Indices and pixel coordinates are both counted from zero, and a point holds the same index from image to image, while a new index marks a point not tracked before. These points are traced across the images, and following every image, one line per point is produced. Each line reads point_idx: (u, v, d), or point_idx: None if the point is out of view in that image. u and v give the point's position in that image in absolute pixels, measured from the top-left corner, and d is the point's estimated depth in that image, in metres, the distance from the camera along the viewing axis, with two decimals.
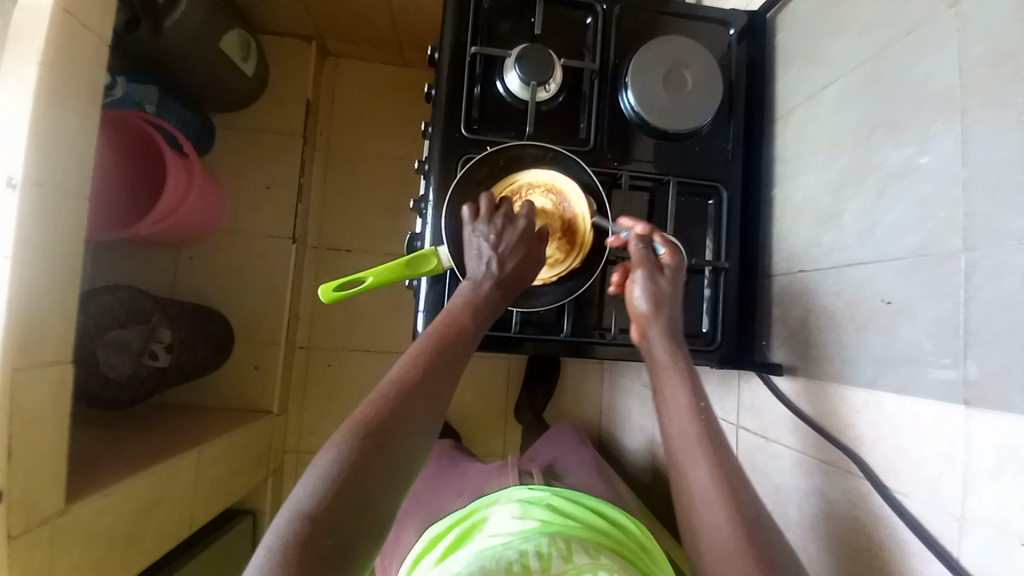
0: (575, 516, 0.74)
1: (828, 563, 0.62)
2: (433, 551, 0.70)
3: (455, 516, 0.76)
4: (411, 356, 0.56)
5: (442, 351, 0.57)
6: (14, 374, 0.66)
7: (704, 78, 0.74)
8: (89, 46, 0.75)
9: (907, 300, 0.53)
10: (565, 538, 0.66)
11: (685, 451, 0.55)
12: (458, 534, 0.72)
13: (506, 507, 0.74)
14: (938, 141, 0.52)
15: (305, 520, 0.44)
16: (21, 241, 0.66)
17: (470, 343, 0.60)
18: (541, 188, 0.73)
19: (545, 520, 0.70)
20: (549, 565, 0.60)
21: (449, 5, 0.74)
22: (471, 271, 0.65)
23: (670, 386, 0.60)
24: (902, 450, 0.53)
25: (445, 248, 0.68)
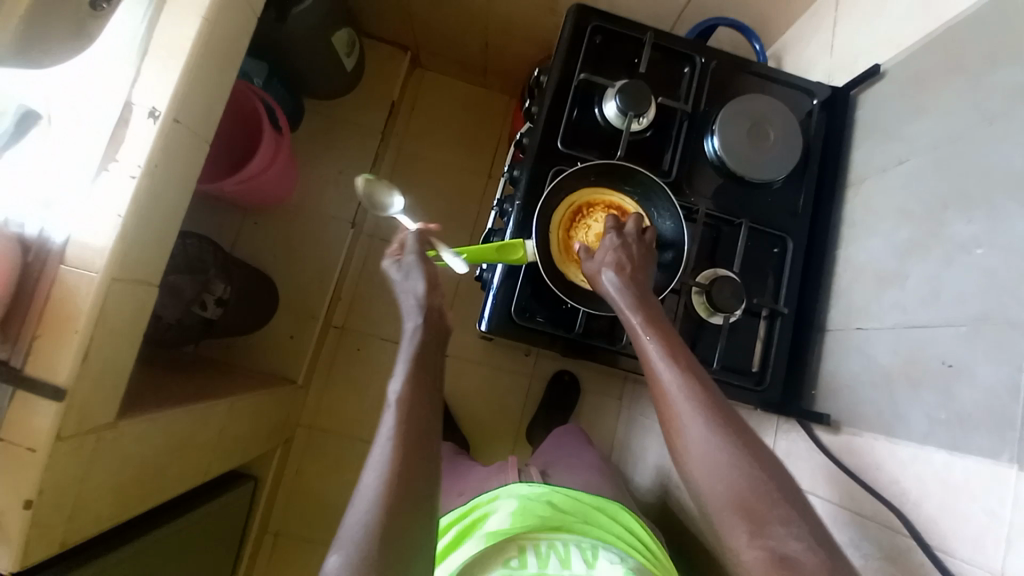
0: (576, 512, 0.74)
1: None
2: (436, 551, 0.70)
3: (456, 511, 0.74)
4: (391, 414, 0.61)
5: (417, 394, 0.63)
6: (112, 282, 0.71)
7: (786, 137, 0.80)
8: (240, 13, 0.84)
9: (967, 364, 0.56)
10: (564, 537, 0.68)
11: (673, 408, 0.57)
12: (461, 529, 0.71)
13: (504, 501, 0.73)
14: (1011, 220, 0.55)
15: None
16: (150, 165, 0.72)
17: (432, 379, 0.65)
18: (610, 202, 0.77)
19: (545, 517, 0.70)
20: (545, 564, 0.65)
21: (564, 35, 0.82)
22: (410, 313, 0.70)
23: (686, 416, 0.55)
24: (948, 508, 0.54)
25: (532, 242, 0.73)
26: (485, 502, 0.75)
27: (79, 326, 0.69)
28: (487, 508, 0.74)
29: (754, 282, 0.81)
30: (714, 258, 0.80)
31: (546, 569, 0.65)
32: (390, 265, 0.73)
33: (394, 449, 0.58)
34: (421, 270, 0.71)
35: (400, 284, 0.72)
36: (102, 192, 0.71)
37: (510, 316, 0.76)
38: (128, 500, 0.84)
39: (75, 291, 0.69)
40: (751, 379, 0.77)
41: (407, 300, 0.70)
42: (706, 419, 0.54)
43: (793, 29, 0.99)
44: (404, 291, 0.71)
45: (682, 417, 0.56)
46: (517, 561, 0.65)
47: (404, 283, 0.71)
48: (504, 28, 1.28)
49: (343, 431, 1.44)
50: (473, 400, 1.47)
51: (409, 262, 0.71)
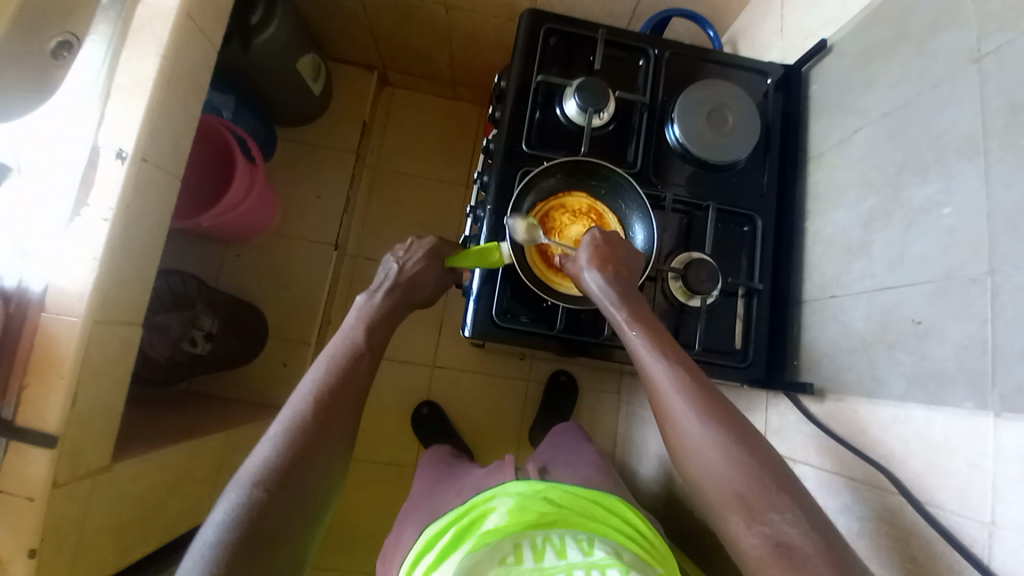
0: (574, 504, 0.73)
1: None
2: (433, 555, 0.67)
3: (453, 513, 0.71)
4: (317, 376, 0.66)
5: (346, 369, 0.67)
6: (94, 325, 0.71)
7: (744, 118, 0.82)
8: (200, 48, 0.85)
9: (935, 321, 0.57)
10: (559, 530, 0.67)
11: (663, 399, 0.59)
12: (458, 531, 0.68)
13: (503, 498, 0.71)
14: (963, 178, 0.57)
15: (233, 532, 0.54)
16: (124, 206, 0.73)
17: (365, 361, 0.69)
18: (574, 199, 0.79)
19: (542, 513, 0.69)
20: (541, 558, 0.64)
21: (519, 42, 0.84)
22: (376, 282, 0.79)
23: (672, 406, 0.58)
24: (933, 463, 0.55)
25: (507, 243, 0.74)
26: (484, 503, 0.72)
27: (64, 371, 0.69)
28: (487, 508, 0.71)
29: (728, 263, 0.82)
30: (687, 243, 0.82)
31: (542, 562, 0.64)
32: (415, 247, 0.82)
33: (304, 406, 0.63)
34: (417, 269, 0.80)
35: (405, 246, 0.83)
36: (76, 234, 0.72)
37: (493, 319, 0.77)
38: (127, 541, 0.84)
39: (59, 337, 0.70)
40: (734, 357, 0.79)
41: (390, 262, 0.80)
42: (695, 411, 0.57)
43: (744, 15, 1.01)
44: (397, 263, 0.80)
45: (671, 408, 0.58)
46: (514, 557, 0.64)
47: (404, 250, 0.82)
48: (466, 39, 1.30)
49: None
50: (473, 408, 1.48)
51: (423, 251, 0.82)
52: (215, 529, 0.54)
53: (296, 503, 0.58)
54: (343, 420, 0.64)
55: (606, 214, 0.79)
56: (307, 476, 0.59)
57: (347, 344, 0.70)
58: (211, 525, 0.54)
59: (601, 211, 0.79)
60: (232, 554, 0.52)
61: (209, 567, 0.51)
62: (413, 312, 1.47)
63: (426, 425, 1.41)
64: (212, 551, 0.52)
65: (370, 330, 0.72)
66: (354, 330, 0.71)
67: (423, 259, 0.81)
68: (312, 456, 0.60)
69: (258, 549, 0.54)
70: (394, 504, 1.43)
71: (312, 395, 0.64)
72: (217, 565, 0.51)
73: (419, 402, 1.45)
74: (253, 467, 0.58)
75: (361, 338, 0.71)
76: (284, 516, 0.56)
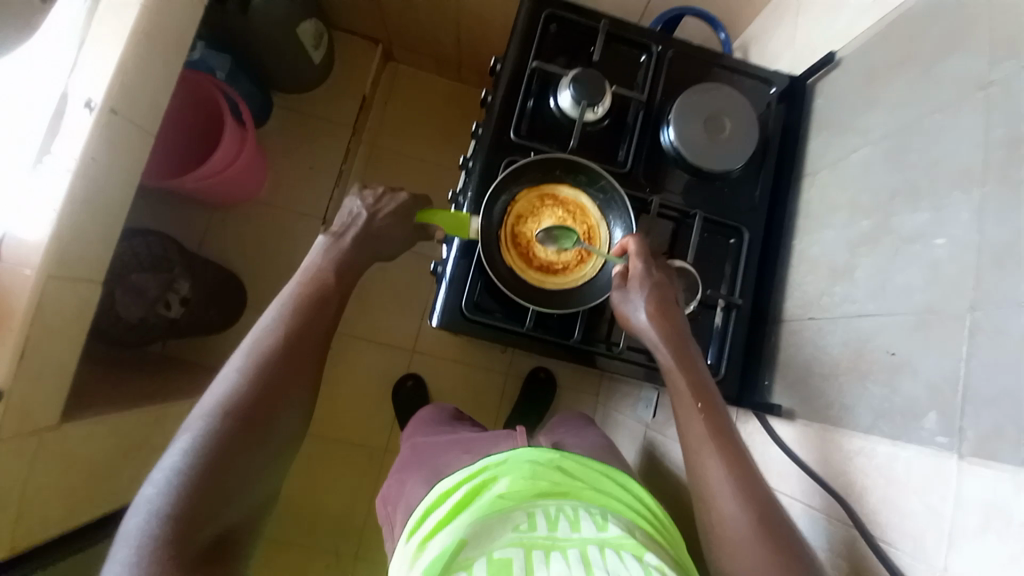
0: (586, 483, 0.70)
1: None
2: (444, 510, 0.64)
3: (467, 471, 0.68)
4: (280, 315, 0.66)
5: (310, 313, 0.66)
6: (48, 280, 0.69)
7: (742, 127, 0.79)
8: (185, 2, 0.81)
9: (909, 355, 0.55)
10: (573, 504, 0.63)
11: (700, 451, 0.60)
12: (470, 490, 0.65)
13: (516, 463, 0.69)
14: (954, 209, 0.54)
15: (185, 471, 0.54)
16: (87, 158, 0.70)
17: (330, 305, 0.69)
18: (546, 193, 0.77)
19: (554, 484, 0.67)
20: (555, 526, 0.59)
21: (518, 26, 0.80)
22: (338, 224, 0.76)
23: (704, 458, 0.60)
24: (891, 500, 0.53)
25: (478, 220, 0.73)
26: (496, 468, 0.69)
27: (14, 327, 0.67)
28: (497, 474, 0.68)
29: (711, 274, 0.80)
30: (670, 249, 0.79)
31: (556, 532, 0.58)
32: (385, 196, 0.79)
33: (263, 344, 0.63)
34: (390, 214, 0.78)
35: (377, 193, 0.79)
36: (37, 185, 0.69)
37: (462, 310, 0.75)
38: (73, 502, 0.83)
39: (9, 289, 0.67)
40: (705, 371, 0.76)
41: (360, 207, 0.77)
42: (726, 468, 0.58)
43: (758, 21, 0.98)
44: (360, 203, 0.78)
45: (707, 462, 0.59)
46: (527, 525, 0.59)
47: (374, 197, 0.79)
48: (474, 20, 1.26)
49: (317, 428, 1.42)
50: (450, 396, 1.46)
51: (394, 205, 0.79)
52: (177, 457, 0.54)
53: (260, 445, 0.58)
54: (307, 362, 0.64)
55: (586, 209, 0.77)
56: (272, 418, 0.59)
57: (312, 286, 0.69)
58: (173, 454, 0.55)
59: (577, 205, 0.77)
60: (186, 490, 0.53)
61: (168, 497, 0.52)
62: (374, 265, 1.44)
63: (404, 402, 1.40)
64: (174, 479, 0.53)
65: (341, 273, 0.71)
66: (323, 271, 0.70)
67: (394, 213, 0.79)
68: (274, 390, 0.60)
69: (212, 495, 0.54)
70: (362, 485, 1.41)
71: (275, 332, 0.64)
72: (169, 504, 0.52)
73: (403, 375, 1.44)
74: (214, 398, 0.58)
75: (331, 280, 0.70)
76: (246, 460, 0.57)
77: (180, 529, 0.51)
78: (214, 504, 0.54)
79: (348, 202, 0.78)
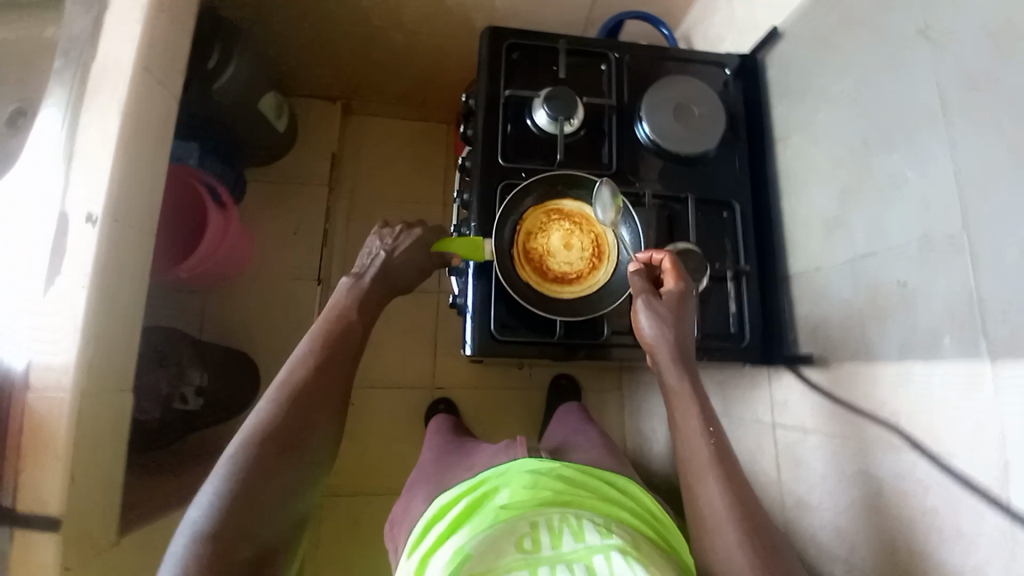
0: (591, 489, 0.68)
1: (871, 541, 0.64)
2: (444, 525, 0.65)
3: (465, 484, 0.69)
4: (309, 343, 0.68)
5: (336, 342, 0.68)
6: (84, 395, 0.69)
7: (709, 110, 0.84)
8: (162, 100, 0.83)
9: (919, 282, 0.59)
10: (576, 512, 0.62)
11: (700, 475, 0.60)
12: (470, 504, 0.66)
13: (518, 475, 0.68)
14: (925, 144, 0.60)
15: (224, 496, 0.55)
16: (99, 269, 0.71)
17: (356, 332, 0.71)
18: (553, 209, 0.81)
19: (557, 492, 0.65)
20: (559, 541, 0.58)
21: (482, 60, 0.85)
22: (360, 265, 0.77)
23: (707, 484, 0.60)
24: (939, 417, 0.56)
25: (491, 241, 0.77)
26: (497, 478, 0.69)
27: (59, 450, 0.67)
28: (498, 484, 0.68)
29: (714, 249, 0.84)
30: (671, 234, 0.83)
31: (560, 547, 0.57)
32: (401, 233, 0.80)
33: (294, 372, 0.65)
34: (406, 250, 0.79)
35: (394, 230, 0.80)
36: (52, 307, 0.69)
37: (492, 334, 0.77)
38: None
39: (49, 415, 0.67)
40: (731, 340, 0.80)
41: (379, 248, 0.79)
42: (728, 494, 0.58)
43: (695, 10, 1.05)
44: (380, 244, 0.79)
45: (706, 486, 0.59)
46: (531, 541, 0.58)
47: (392, 235, 0.80)
48: (426, 60, 1.31)
49: (354, 488, 1.39)
50: (479, 424, 1.46)
51: (411, 240, 0.80)
52: (218, 483, 0.56)
53: (296, 466, 0.59)
54: (334, 387, 0.65)
55: (591, 218, 0.81)
56: (305, 441, 0.60)
57: (337, 314, 0.71)
58: (214, 478, 0.56)
59: (583, 216, 0.81)
60: (225, 514, 0.54)
61: (210, 521, 0.53)
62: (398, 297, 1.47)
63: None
64: (215, 501, 0.55)
65: (363, 305, 0.73)
66: (343, 304, 0.72)
67: (410, 249, 0.79)
68: (306, 413, 0.62)
69: (250, 518, 0.54)
70: None
71: (304, 360, 0.66)
72: (208, 532, 0.52)
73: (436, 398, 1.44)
74: (249, 426, 0.60)
75: (355, 311, 0.72)
76: (282, 482, 0.57)
77: (220, 551, 0.52)
78: (250, 521, 0.54)
79: (369, 243, 0.80)
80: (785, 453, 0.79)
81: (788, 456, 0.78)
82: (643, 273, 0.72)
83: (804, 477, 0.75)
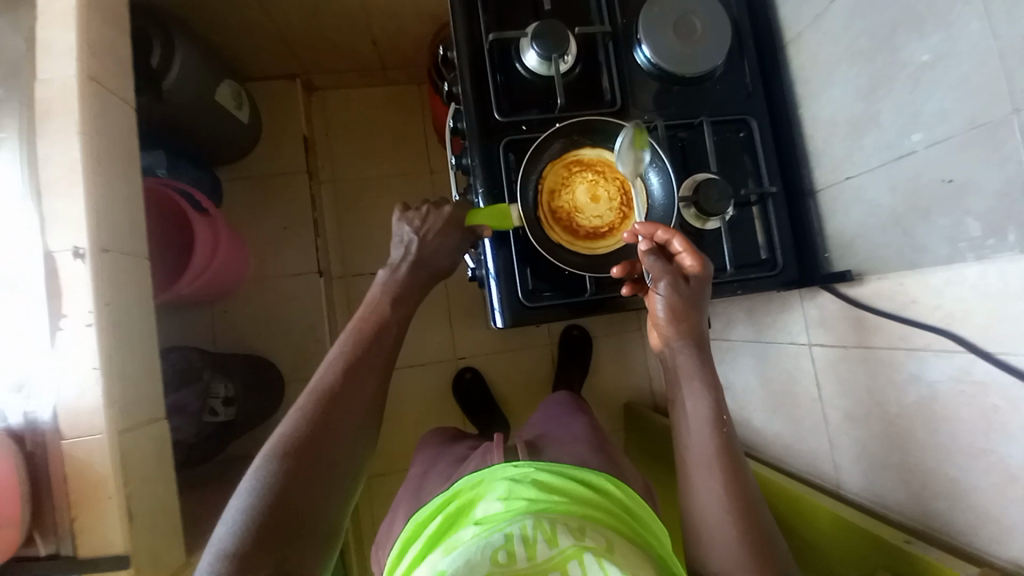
0: (567, 492, 0.63)
1: (922, 443, 0.64)
2: (419, 544, 0.60)
3: (441, 497, 0.64)
4: (342, 348, 0.65)
5: (368, 346, 0.65)
6: (121, 435, 0.68)
7: (712, 20, 0.77)
8: (118, 111, 0.76)
9: (966, 176, 0.56)
10: (550, 517, 0.57)
11: (693, 470, 0.64)
12: (446, 517, 0.61)
13: (492, 486, 0.63)
14: (962, 21, 0.55)
15: (254, 511, 0.53)
16: (102, 305, 0.67)
17: (389, 336, 0.67)
18: (575, 160, 0.76)
19: (532, 499, 0.59)
20: (533, 551, 0.54)
21: (457, 3, 0.76)
22: (394, 254, 0.72)
23: (702, 478, 0.62)
24: (998, 315, 0.54)
25: (517, 206, 0.72)
26: (471, 489, 0.64)
27: (110, 492, 0.66)
28: (474, 496, 0.63)
29: (733, 175, 0.79)
30: (689, 165, 0.78)
31: (535, 558, 0.53)
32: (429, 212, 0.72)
33: (327, 379, 0.62)
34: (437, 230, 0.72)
35: (422, 212, 0.72)
36: (62, 353, 0.66)
37: (521, 301, 0.74)
38: None
39: (91, 460, 0.66)
40: (764, 267, 0.77)
41: (409, 234, 0.71)
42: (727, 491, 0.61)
43: None
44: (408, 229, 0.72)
45: (699, 479, 0.63)
46: (506, 555, 0.53)
47: (420, 218, 0.72)
48: (386, 16, 1.19)
49: (398, 468, 1.41)
50: (507, 386, 1.47)
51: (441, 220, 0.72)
52: (244, 498, 0.54)
53: (326, 479, 0.57)
54: (367, 399, 0.63)
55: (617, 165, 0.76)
56: (338, 450, 0.59)
57: (371, 315, 0.67)
58: (240, 493, 0.54)
59: (607, 164, 0.76)
60: (255, 529, 0.52)
61: (238, 537, 0.51)
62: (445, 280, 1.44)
63: (469, 394, 1.41)
64: (244, 514, 0.53)
65: (396, 305, 0.68)
66: (379, 302, 0.68)
67: (440, 230, 0.72)
68: (339, 424, 0.60)
69: (279, 535, 0.52)
70: None
71: (337, 367, 0.63)
72: (232, 550, 0.50)
73: (461, 369, 1.44)
74: (279, 437, 0.58)
75: (389, 312, 0.67)
76: (314, 494, 0.56)
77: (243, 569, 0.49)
78: (280, 536, 0.52)
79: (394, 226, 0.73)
80: (823, 369, 0.79)
81: (828, 373, 0.78)
82: (655, 252, 0.65)
83: (847, 390, 0.75)
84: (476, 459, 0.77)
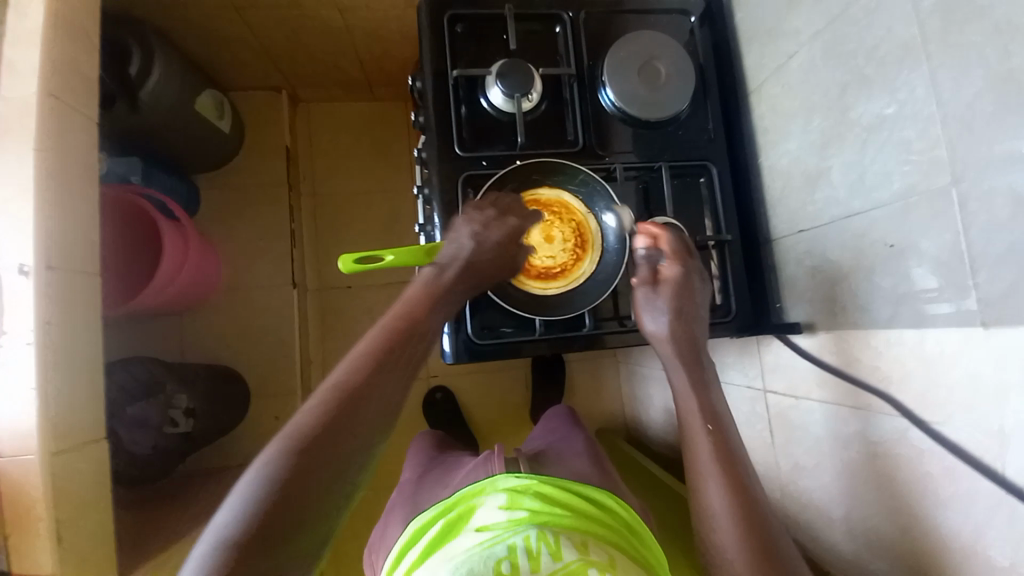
0: (567, 504, 0.62)
1: (868, 501, 0.64)
2: (419, 548, 0.60)
3: (441, 503, 0.64)
4: (344, 373, 0.56)
5: (374, 378, 0.56)
6: (55, 457, 0.67)
7: (677, 66, 0.78)
8: (79, 128, 0.75)
9: (905, 240, 0.56)
10: (554, 528, 0.56)
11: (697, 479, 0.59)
12: (446, 522, 0.61)
13: (492, 493, 0.62)
14: (908, 88, 0.55)
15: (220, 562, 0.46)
16: (43, 325, 0.66)
17: (399, 371, 0.57)
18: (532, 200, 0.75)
19: (535, 511, 0.58)
20: (537, 564, 0.53)
21: (425, 37, 0.77)
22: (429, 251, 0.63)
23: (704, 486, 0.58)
24: (932, 383, 0.54)
25: None
26: (473, 495, 0.63)
27: (39, 514, 0.65)
28: (475, 502, 0.62)
29: (691, 219, 0.80)
30: (649, 208, 0.79)
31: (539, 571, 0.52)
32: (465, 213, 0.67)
33: (321, 412, 0.53)
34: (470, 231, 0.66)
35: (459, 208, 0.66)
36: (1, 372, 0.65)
37: (470, 339, 0.74)
38: None
39: (21, 482, 0.65)
40: (718, 313, 0.77)
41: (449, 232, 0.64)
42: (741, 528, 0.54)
43: None
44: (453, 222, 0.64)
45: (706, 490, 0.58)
46: (509, 566, 0.52)
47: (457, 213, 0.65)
48: (369, 36, 1.20)
49: None
50: (478, 407, 1.46)
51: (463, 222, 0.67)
52: (214, 540, 0.48)
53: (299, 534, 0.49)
54: (360, 444, 0.53)
55: (573, 207, 0.76)
56: (320, 502, 0.50)
57: (383, 338, 0.58)
58: (209, 535, 0.48)
59: (562, 204, 0.76)
60: None
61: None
62: None
63: (439, 414, 1.40)
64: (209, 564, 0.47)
65: (405, 334, 0.59)
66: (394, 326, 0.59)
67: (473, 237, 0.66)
68: (322, 471, 0.51)
69: None
70: None
71: (336, 398, 0.54)
72: None
73: (432, 388, 1.43)
74: (259, 473, 0.50)
75: (399, 340, 0.59)
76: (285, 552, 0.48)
77: None
78: None
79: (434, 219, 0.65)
80: (777, 415, 0.79)
81: (783, 419, 0.78)
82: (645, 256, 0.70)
83: (800, 438, 0.74)
84: (444, 493, 0.75)
